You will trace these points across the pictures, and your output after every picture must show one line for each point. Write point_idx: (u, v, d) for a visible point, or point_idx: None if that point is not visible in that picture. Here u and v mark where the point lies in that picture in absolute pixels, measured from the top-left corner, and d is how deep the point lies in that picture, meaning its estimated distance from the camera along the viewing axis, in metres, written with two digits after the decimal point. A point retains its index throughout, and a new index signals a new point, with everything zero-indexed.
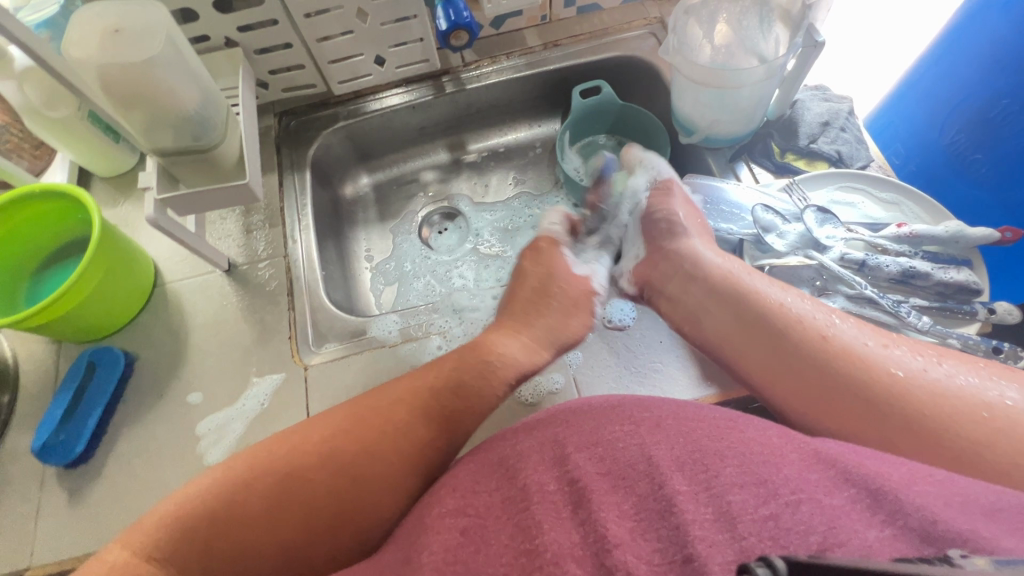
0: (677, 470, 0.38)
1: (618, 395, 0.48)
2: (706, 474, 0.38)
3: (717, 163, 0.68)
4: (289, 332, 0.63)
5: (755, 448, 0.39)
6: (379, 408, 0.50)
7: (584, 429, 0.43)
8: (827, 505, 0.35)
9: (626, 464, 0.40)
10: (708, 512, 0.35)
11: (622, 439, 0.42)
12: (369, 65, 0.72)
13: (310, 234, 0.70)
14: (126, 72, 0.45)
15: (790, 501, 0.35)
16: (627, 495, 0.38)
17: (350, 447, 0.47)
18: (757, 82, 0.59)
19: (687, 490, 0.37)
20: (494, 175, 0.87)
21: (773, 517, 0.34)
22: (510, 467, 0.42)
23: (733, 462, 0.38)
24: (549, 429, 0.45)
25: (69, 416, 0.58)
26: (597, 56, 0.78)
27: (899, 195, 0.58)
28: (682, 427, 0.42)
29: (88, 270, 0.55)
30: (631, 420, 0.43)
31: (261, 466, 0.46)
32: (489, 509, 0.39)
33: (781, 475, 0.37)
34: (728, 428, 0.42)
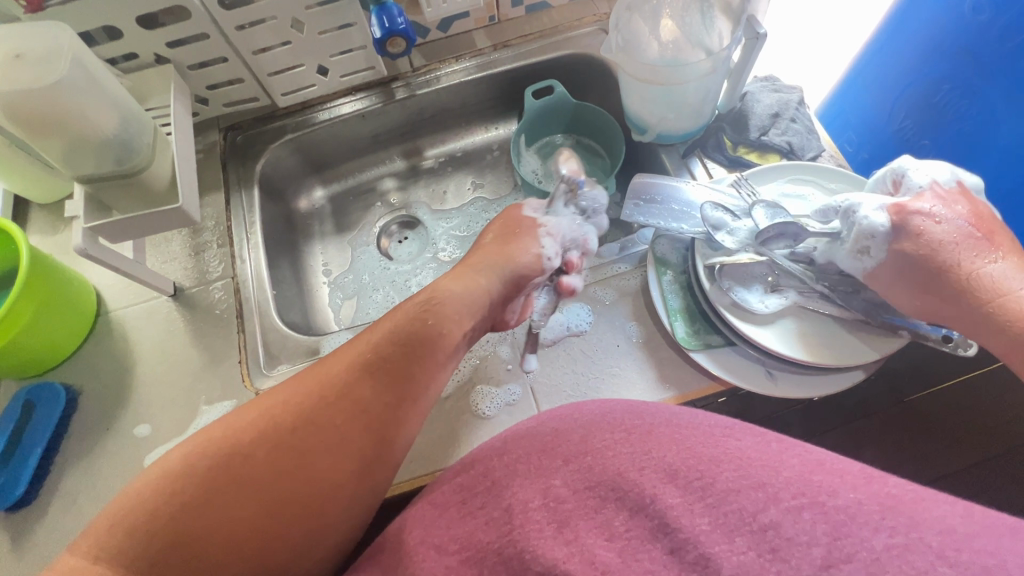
0: (669, 481, 0.39)
1: (608, 402, 0.46)
2: (701, 483, 0.38)
3: (671, 160, 0.66)
4: (239, 355, 0.61)
5: (753, 457, 0.39)
6: (328, 375, 0.45)
7: (573, 438, 0.42)
8: (833, 509, 0.35)
9: (614, 474, 0.40)
10: (704, 522, 0.37)
11: (613, 449, 0.41)
12: (312, 76, 0.70)
13: (260, 252, 0.68)
14: (32, 99, 0.43)
15: (790, 507, 0.36)
16: (618, 509, 0.39)
17: (296, 415, 0.42)
18: (702, 77, 0.59)
19: (682, 503, 0.38)
20: (453, 181, 0.85)
21: (774, 528, 0.35)
22: (498, 484, 0.41)
23: (730, 467, 0.38)
24: (538, 433, 0.43)
25: (8, 458, 0.55)
26: (548, 55, 0.77)
27: (849, 185, 0.57)
28: (674, 433, 0.41)
29: (17, 305, 0.53)
30: (622, 427, 0.42)
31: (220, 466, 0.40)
32: (481, 532, 0.39)
33: (781, 478, 0.37)
34: (722, 437, 0.41)
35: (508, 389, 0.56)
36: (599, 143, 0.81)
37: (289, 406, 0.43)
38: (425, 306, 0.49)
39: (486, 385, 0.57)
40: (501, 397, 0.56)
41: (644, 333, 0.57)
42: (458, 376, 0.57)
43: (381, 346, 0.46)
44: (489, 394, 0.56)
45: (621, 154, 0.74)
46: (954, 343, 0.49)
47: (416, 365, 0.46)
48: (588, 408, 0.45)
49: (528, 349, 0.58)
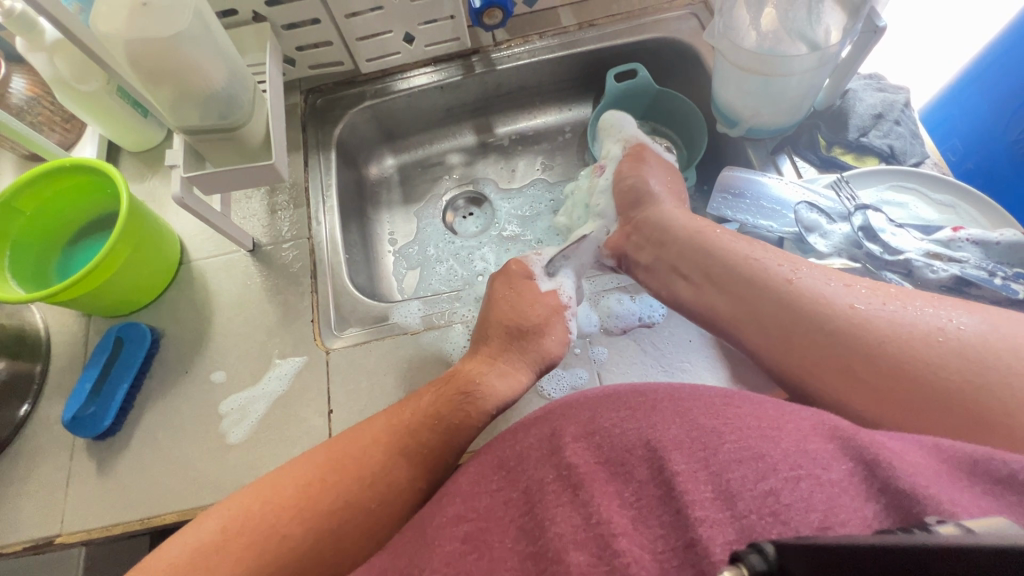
0: (675, 448, 0.36)
1: (612, 385, 0.46)
2: (705, 453, 0.36)
3: (758, 156, 0.64)
4: (311, 315, 0.63)
5: (751, 422, 0.37)
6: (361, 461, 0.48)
7: (581, 418, 0.42)
8: (828, 482, 0.33)
9: (624, 449, 0.38)
10: (707, 491, 0.34)
11: (619, 425, 0.40)
12: (398, 43, 0.70)
13: (334, 215, 0.70)
14: (153, 48, 0.44)
15: (789, 476, 0.33)
16: (627, 483, 0.37)
17: (333, 493, 0.46)
18: (809, 71, 0.56)
19: (688, 468, 0.35)
20: (522, 160, 0.84)
21: (775, 495, 0.32)
22: (510, 468, 0.41)
23: (732, 437, 0.36)
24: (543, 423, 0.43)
25: (97, 390, 0.58)
26: (634, 37, 0.75)
27: (955, 197, 0.54)
28: (678, 407, 0.40)
29: (117, 246, 0.56)
30: (627, 405, 0.41)
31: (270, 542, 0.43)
32: (492, 511, 0.39)
33: (779, 449, 0.35)
34: (724, 405, 0.40)
35: (574, 373, 0.56)
36: (677, 132, 0.78)
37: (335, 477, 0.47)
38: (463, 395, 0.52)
39: (552, 367, 0.57)
40: (567, 379, 0.56)
41: None
42: None
43: (415, 431, 0.49)
44: (555, 375, 0.57)
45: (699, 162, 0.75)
46: None
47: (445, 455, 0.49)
48: (594, 392, 0.45)
49: (597, 335, 0.58)
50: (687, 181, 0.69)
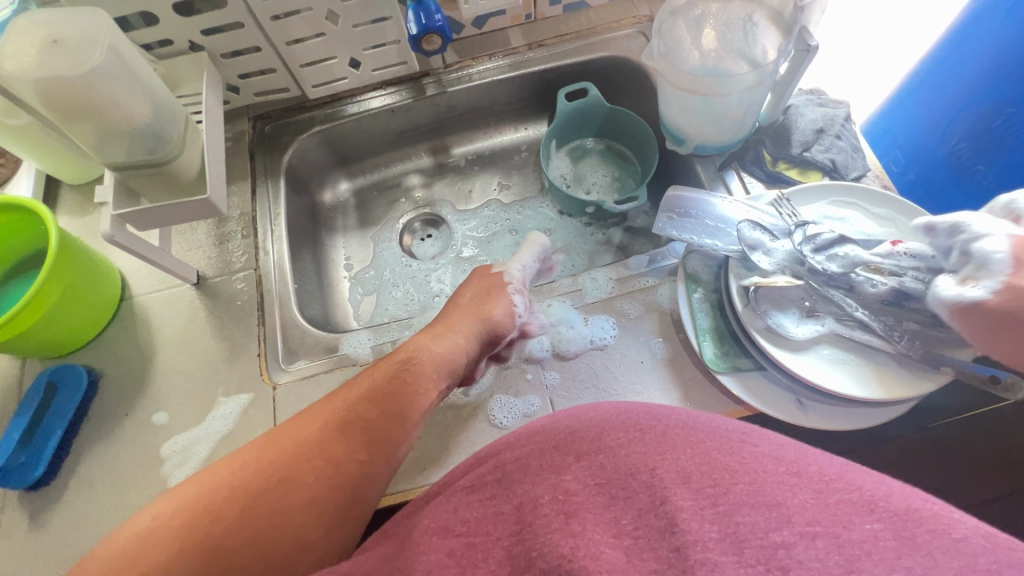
0: (681, 484, 0.35)
1: (622, 403, 0.45)
2: (714, 490, 0.34)
3: (706, 172, 0.65)
4: (258, 348, 0.61)
5: (770, 467, 0.36)
6: (298, 437, 0.47)
7: (587, 437, 0.41)
8: (849, 542, 0.30)
9: (627, 473, 0.37)
10: (713, 531, 0.32)
11: (625, 448, 0.39)
12: (344, 68, 0.69)
13: (283, 244, 0.68)
14: (67, 85, 0.43)
15: (805, 532, 0.31)
16: (626, 509, 0.35)
17: (278, 465, 0.46)
18: (747, 89, 0.57)
19: (692, 506, 0.34)
20: (479, 180, 0.84)
21: (787, 549, 0.31)
22: (506, 478, 0.40)
23: (745, 479, 0.35)
24: (554, 431, 0.42)
25: (29, 437, 0.55)
26: (584, 56, 0.75)
27: (893, 210, 0.54)
28: (691, 438, 0.39)
29: (46, 286, 0.53)
30: (635, 428, 0.40)
31: (209, 529, 0.41)
32: (480, 524, 0.37)
33: (797, 500, 0.33)
34: (739, 443, 0.39)
35: (527, 400, 0.55)
36: (631, 149, 0.79)
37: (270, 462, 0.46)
38: (402, 365, 0.52)
39: (504, 395, 0.56)
40: (519, 407, 0.55)
41: (670, 352, 0.55)
42: (476, 384, 0.56)
43: (354, 404, 0.49)
44: (507, 403, 0.55)
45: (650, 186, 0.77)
46: (1002, 386, 0.45)
47: (387, 426, 0.49)
48: (602, 411, 0.44)
49: (549, 360, 0.57)
50: (637, 200, 0.69)
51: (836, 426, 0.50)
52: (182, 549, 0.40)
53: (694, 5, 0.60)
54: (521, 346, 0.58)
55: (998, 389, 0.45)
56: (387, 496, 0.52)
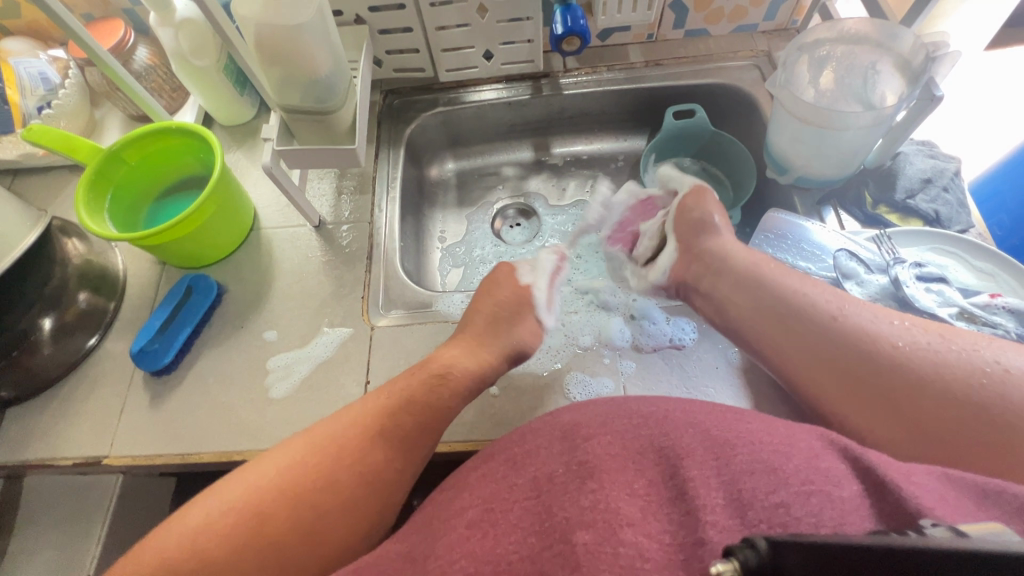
0: (689, 457, 0.38)
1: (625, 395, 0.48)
2: (717, 461, 0.37)
3: (803, 204, 0.67)
4: (362, 293, 0.67)
5: (765, 440, 0.39)
6: (332, 437, 0.50)
7: (597, 420, 0.44)
8: (838, 498, 0.34)
9: (637, 450, 0.40)
10: (718, 497, 0.35)
11: (629, 433, 0.42)
12: (477, 58, 0.76)
13: (395, 206, 0.75)
14: (277, 32, 0.51)
15: (800, 491, 0.35)
16: (637, 477, 0.38)
17: (324, 466, 0.49)
18: (862, 128, 0.59)
19: (701, 474, 0.37)
20: (573, 180, 0.89)
21: (786, 509, 0.34)
22: (518, 461, 0.43)
23: (744, 450, 0.38)
24: (559, 425, 0.45)
25: (163, 329, 0.64)
26: (696, 80, 0.79)
27: (995, 265, 0.55)
28: (691, 419, 0.42)
29: (204, 203, 0.62)
30: (639, 415, 0.43)
31: (255, 522, 0.45)
32: (497, 494, 0.40)
33: (791, 464, 0.36)
34: (733, 419, 0.42)
35: (602, 381, 0.59)
36: (726, 174, 0.82)
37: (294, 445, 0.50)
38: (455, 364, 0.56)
39: (580, 373, 0.59)
40: (593, 386, 0.58)
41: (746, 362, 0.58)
42: (557, 358, 0.61)
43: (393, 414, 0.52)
44: (583, 381, 0.59)
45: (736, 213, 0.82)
46: None
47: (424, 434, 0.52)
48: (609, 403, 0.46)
49: (627, 349, 0.61)
50: (732, 219, 0.73)
51: None
52: (240, 540, 0.44)
53: (821, 44, 0.64)
54: (604, 333, 0.62)
55: None
56: (463, 441, 0.57)
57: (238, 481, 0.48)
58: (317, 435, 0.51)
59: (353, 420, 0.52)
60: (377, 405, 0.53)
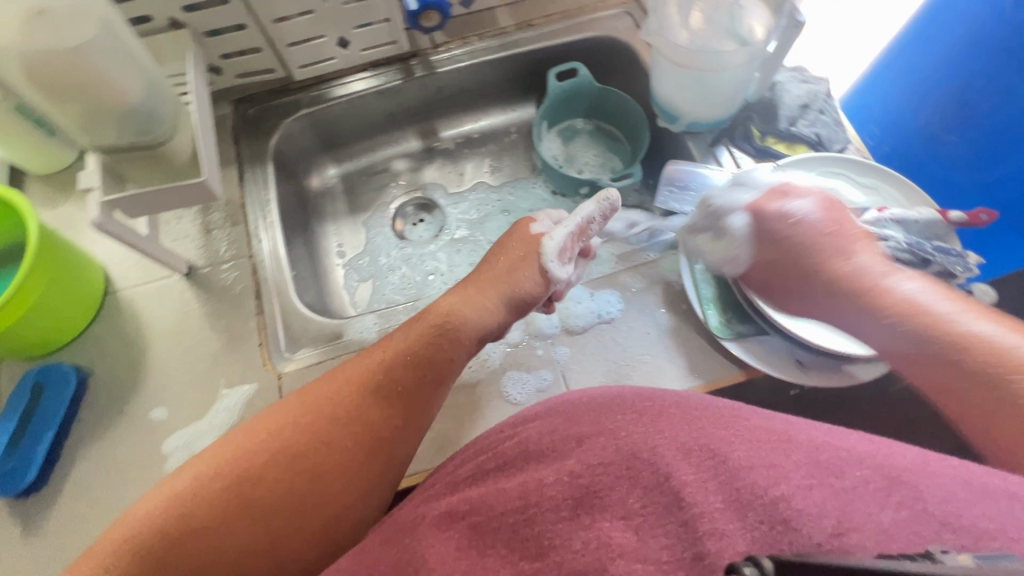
0: (682, 458, 0.37)
1: (612, 388, 0.46)
2: (715, 461, 0.37)
3: (698, 148, 0.67)
4: (260, 339, 0.59)
5: (762, 436, 0.38)
6: (304, 412, 0.47)
7: (585, 420, 0.42)
8: (841, 489, 0.34)
9: (630, 454, 0.38)
10: (716, 500, 0.35)
11: (625, 429, 0.40)
12: (332, 48, 0.67)
13: (277, 231, 0.66)
14: (56, 58, 0.40)
15: (801, 484, 0.34)
16: (631, 487, 0.37)
17: (293, 450, 0.45)
18: (737, 66, 0.59)
19: (696, 479, 0.36)
20: (469, 163, 0.84)
21: (789, 506, 0.33)
22: (508, 469, 0.41)
23: (741, 446, 0.37)
24: (553, 418, 0.43)
25: (17, 441, 0.52)
26: (573, 37, 0.76)
27: (877, 179, 0.58)
28: (687, 414, 0.41)
29: (27, 282, 0.50)
30: (633, 409, 0.42)
31: (209, 506, 0.41)
32: (484, 507, 0.39)
33: (791, 461, 0.36)
34: (731, 416, 0.41)
35: (540, 375, 0.56)
36: (620, 129, 0.80)
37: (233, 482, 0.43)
38: (425, 337, 0.50)
39: (516, 372, 0.56)
40: (532, 383, 0.56)
41: (675, 322, 0.57)
42: (488, 362, 0.57)
43: (365, 396, 0.48)
44: (519, 379, 0.56)
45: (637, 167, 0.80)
46: None
47: (404, 410, 0.48)
48: (597, 395, 0.46)
49: (558, 336, 0.58)
50: (633, 175, 0.70)
51: (829, 387, 0.52)
52: (188, 521, 0.41)
53: None
54: (531, 323, 0.59)
55: None
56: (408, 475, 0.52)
57: (203, 459, 0.44)
58: (293, 408, 0.47)
59: (330, 397, 0.48)
60: (354, 376, 0.49)
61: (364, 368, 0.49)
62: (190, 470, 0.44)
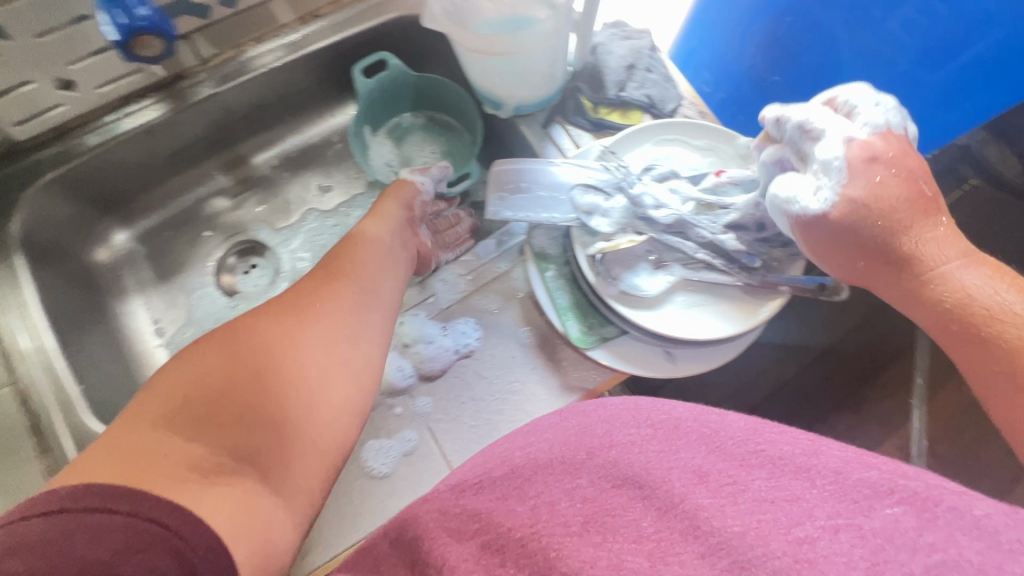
0: (697, 482, 0.27)
1: (622, 406, 0.35)
2: (735, 486, 0.26)
3: (532, 131, 0.60)
4: (50, 482, 0.47)
5: (793, 453, 0.28)
6: (207, 367, 0.40)
7: (595, 434, 0.32)
8: (870, 533, 0.23)
9: (639, 472, 0.28)
10: (737, 527, 0.24)
11: (639, 446, 0.30)
12: (53, 94, 0.54)
13: (47, 337, 0.53)
14: None
15: (828, 526, 0.24)
16: (647, 511, 0.27)
17: (231, 381, 0.40)
18: (543, 40, 0.52)
19: (713, 501, 0.26)
20: (294, 187, 0.72)
21: (809, 544, 0.23)
22: (522, 481, 0.30)
23: (762, 473, 0.27)
24: (560, 446, 0.32)
25: None
26: (370, 22, 0.64)
27: (712, 138, 0.54)
28: (706, 429, 0.31)
29: None
30: (648, 425, 0.32)
31: (156, 459, 0.35)
32: (465, 535, 0.27)
33: (816, 485, 0.26)
34: (752, 430, 0.31)
35: (402, 438, 0.49)
36: (451, 119, 0.72)
37: (217, 395, 0.39)
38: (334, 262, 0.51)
39: (375, 440, 0.49)
40: (395, 448, 0.49)
41: (538, 338, 0.52)
42: None
43: (294, 307, 0.46)
44: (380, 447, 0.49)
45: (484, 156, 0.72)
46: (829, 289, 0.48)
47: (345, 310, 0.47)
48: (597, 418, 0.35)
49: (415, 385, 0.51)
50: (469, 176, 0.63)
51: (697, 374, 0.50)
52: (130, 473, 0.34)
53: None
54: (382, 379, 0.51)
55: (827, 294, 0.48)
56: None
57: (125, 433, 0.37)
58: (223, 343, 0.42)
59: (257, 320, 0.44)
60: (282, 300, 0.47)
61: (290, 296, 0.47)
62: (125, 440, 0.36)
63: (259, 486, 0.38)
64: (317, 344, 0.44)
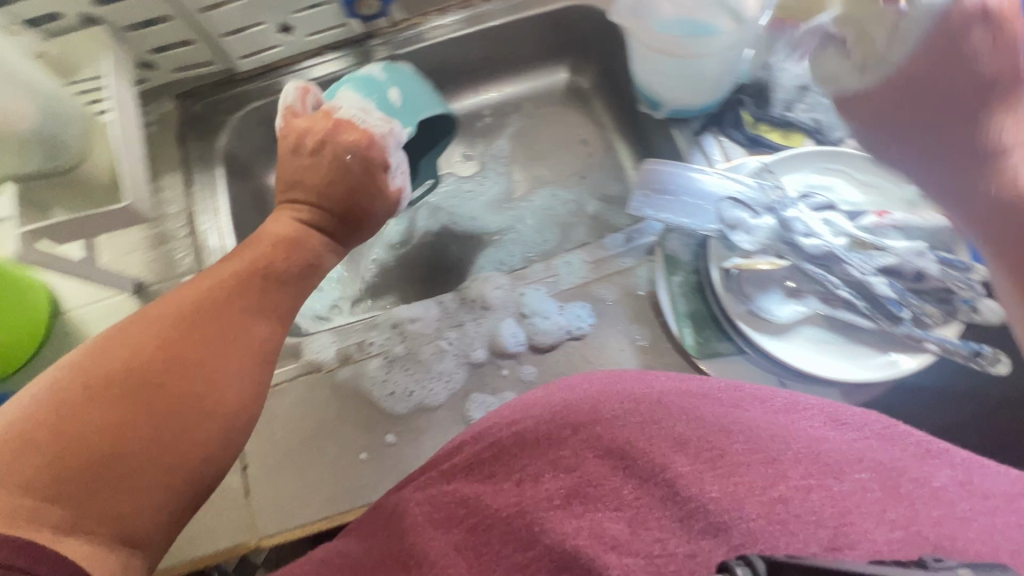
0: (677, 450, 0.35)
1: (612, 377, 0.41)
2: (712, 453, 0.34)
3: (683, 139, 0.60)
4: None
5: (764, 435, 0.35)
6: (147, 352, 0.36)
7: (580, 408, 0.38)
8: (839, 494, 0.31)
9: (622, 443, 0.36)
10: (713, 491, 0.32)
11: (622, 421, 0.37)
12: (273, 35, 0.62)
13: (228, 239, 0.62)
14: None
15: (801, 485, 0.32)
16: (627, 478, 0.35)
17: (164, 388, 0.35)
18: (726, 49, 0.53)
19: (691, 470, 0.34)
20: None
21: (784, 503, 0.31)
22: (506, 453, 0.37)
23: (739, 437, 0.35)
24: (548, 403, 0.39)
25: None
26: (544, 8, 0.67)
27: (879, 175, 0.51)
28: (684, 403, 0.38)
29: None
30: (631, 398, 0.38)
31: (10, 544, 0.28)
32: (494, 497, 0.35)
33: (789, 452, 0.34)
34: (728, 406, 0.38)
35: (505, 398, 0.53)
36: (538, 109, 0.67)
37: (111, 432, 0.33)
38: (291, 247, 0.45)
39: (480, 394, 0.53)
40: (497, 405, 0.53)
41: (653, 337, 0.53)
42: (450, 384, 0.54)
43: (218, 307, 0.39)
44: (484, 402, 0.53)
45: (621, 152, 0.73)
46: (981, 358, 0.46)
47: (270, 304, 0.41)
48: (595, 379, 0.41)
49: (524, 354, 0.54)
50: None
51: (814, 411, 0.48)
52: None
53: None
54: (497, 341, 0.55)
55: (977, 363, 0.46)
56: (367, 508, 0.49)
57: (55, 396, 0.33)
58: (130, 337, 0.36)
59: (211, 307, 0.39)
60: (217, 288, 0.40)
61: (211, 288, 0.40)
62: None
63: (141, 512, 0.33)
64: (221, 349, 0.37)
